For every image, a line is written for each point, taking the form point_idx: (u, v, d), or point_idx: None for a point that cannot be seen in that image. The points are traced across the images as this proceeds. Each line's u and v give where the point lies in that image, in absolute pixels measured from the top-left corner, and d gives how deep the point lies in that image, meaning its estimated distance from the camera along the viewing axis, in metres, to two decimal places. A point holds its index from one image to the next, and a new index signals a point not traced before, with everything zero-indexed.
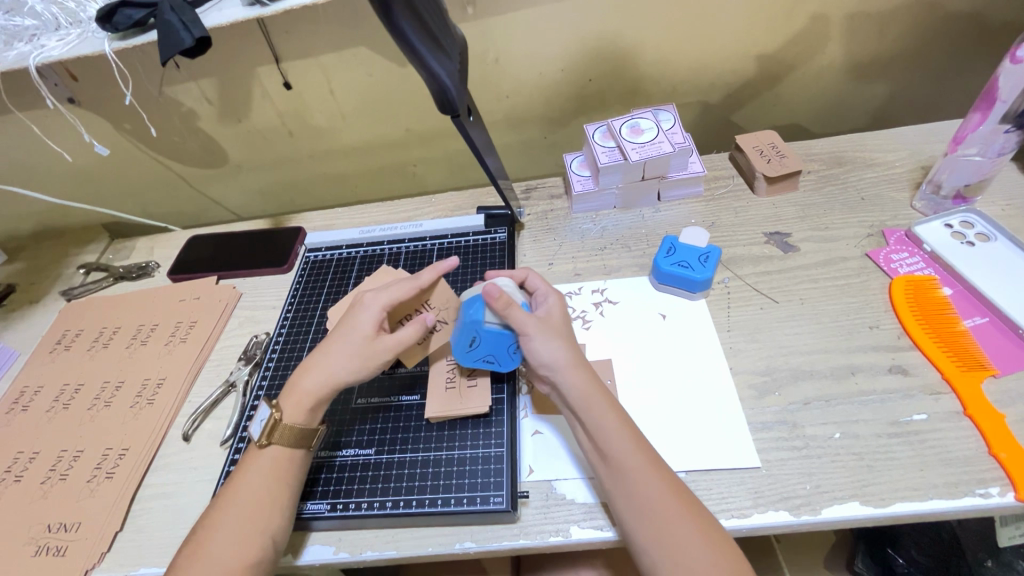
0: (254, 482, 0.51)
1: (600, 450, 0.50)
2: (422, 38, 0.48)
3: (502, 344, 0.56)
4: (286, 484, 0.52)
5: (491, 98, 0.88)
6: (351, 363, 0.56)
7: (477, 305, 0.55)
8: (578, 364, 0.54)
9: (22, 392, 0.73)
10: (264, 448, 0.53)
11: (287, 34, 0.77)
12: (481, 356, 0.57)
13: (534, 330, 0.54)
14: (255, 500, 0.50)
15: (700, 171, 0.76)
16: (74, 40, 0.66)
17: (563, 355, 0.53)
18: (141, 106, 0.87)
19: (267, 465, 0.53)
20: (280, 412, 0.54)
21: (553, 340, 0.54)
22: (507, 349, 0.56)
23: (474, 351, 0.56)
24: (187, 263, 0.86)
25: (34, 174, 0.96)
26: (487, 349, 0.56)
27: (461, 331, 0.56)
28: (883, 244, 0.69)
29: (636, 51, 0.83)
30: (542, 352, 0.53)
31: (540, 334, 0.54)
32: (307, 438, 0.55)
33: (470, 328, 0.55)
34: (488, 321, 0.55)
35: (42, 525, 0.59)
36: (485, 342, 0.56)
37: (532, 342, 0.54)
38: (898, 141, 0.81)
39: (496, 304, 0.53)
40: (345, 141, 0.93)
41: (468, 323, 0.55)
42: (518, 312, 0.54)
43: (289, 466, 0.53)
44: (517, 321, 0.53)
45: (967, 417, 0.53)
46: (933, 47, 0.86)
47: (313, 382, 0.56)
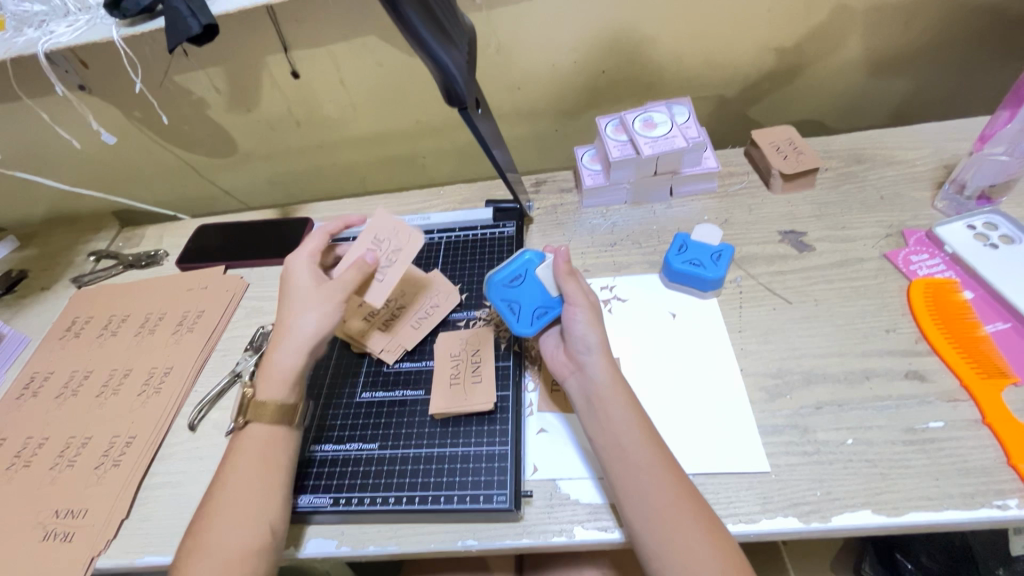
0: (241, 466, 0.52)
1: (618, 441, 0.50)
2: (428, 28, 0.47)
3: (534, 296, 0.59)
4: (271, 466, 0.52)
5: (502, 90, 0.87)
6: (308, 317, 0.57)
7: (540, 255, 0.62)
8: (610, 354, 0.54)
9: (32, 377, 0.74)
10: (245, 428, 0.54)
11: (296, 22, 0.76)
12: (507, 297, 0.59)
13: (583, 308, 0.55)
14: (243, 486, 0.50)
15: (714, 167, 0.75)
16: (83, 26, 0.65)
17: (601, 339, 0.54)
18: (151, 94, 0.87)
19: (250, 448, 0.53)
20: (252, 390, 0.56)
21: (595, 322, 0.55)
22: (530, 307, 0.58)
23: (504, 291, 0.60)
24: (195, 252, 0.86)
25: (46, 161, 0.96)
26: (518, 294, 0.59)
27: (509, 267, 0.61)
28: (902, 245, 0.67)
29: (651, 43, 0.81)
30: (584, 330, 0.54)
31: (586, 312, 0.55)
32: (285, 414, 0.55)
33: (522, 265, 0.61)
34: (541, 269, 0.60)
35: (50, 510, 0.60)
36: (524, 285, 0.60)
37: (577, 316, 0.55)
38: (920, 138, 0.79)
39: (559, 260, 0.58)
40: (354, 132, 0.93)
41: (523, 261, 0.62)
42: (574, 284, 0.57)
43: (273, 448, 0.53)
44: (568, 287, 0.56)
45: (985, 426, 0.51)
46: (961, 41, 0.83)
47: (282, 355, 0.56)
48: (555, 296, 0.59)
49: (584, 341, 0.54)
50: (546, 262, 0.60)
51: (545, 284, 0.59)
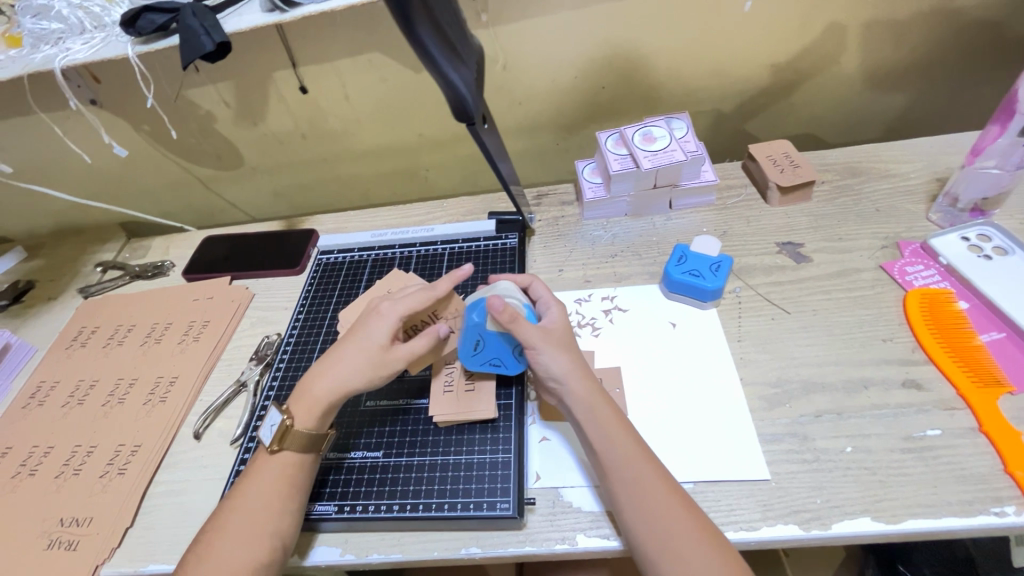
0: (265, 488, 0.52)
1: (605, 463, 0.50)
2: (441, 49, 0.49)
3: (503, 347, 0.57)
4: (296, 491, 0.53)
5: (504, 105, 0.89)
6: (361, 370, 0.56)
7: (482, 311, 0.56)
8: (582, 374, 0.54)
9: (39, 386, 0.75)
10: (274, 453, 0.54)
11: (304, 39, 0.78)
12: (487, 360, 0.58)
13: (540, 343, 0.54)
14: (265, 504, 0.51)
15: (713, 180, 0.76)
16: (98, 43, 0.67)
17: (569, 367, 0.53)
18: (160, 109, 0.89)
19: (277, 471, 0.53)
20: (291, 419, 0.55)
21: (559, 352, 0.54)
22: (509, 353, 0.58)
23: (477, 355, 0.58)
24: (200, 263, 0.87)
25: (56, 173, 0.98)
26: (491, 352, 0.57)
27: (466, 335, 0.58)
28: (898, 256, 0.68)
29: (649, 60, 0.83)
30: (548, 363, 0.53)
31: (546, 347, 0.54)
32: (316, 443, 0.55)
33: (472, 332, 0.56)
34: (490, 326, 0.56)
35: (56, 519, 0.60)
36: (488, 346, 0.57)
37: (538, 353, 0.54)
38: (914, 152, 0.81)
39: (496, 313, 0.53)
40: (358, 145, 0.94)
41: (471, 325, 0.56)
42: (523, 324, 0.54)
43: (301, 474, 0.54)
44: (523, 334, 0.53)
45: (982, 433, 0.52)
46: (951, 58, 0.85)
47: (324, 389, 0.56)
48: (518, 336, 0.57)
49: (551, 375, 0.53)
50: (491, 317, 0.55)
51: (502, 333, 0.56)
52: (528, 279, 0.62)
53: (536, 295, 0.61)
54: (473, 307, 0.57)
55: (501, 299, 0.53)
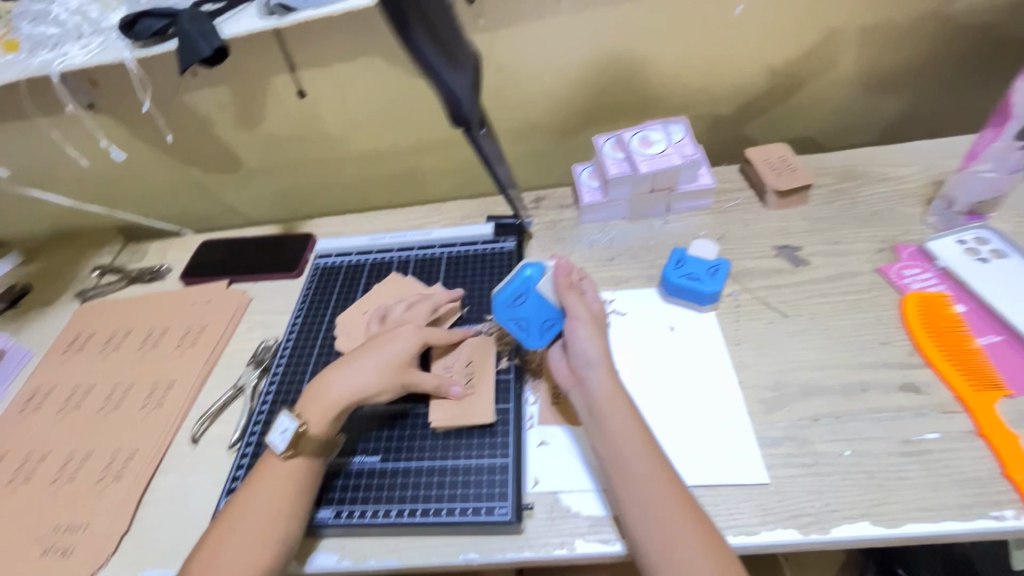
0: (275, 494, 0.51)
1: (620, 455, 0.50)
2: (435, 55, 0.49)
3: (539, 312, 0.59)
4: (306, 496, 0.53)
5: (501, 109, 0.89)
6: (369, 374, 0.57)
7: (538, 268, 0.61)
8: (609, 364, 0.55)
9: (35, 391, 0.75)
10: (287, 458, 0.53)
11: (302, 44, 0.79)
12: (516, 316, 0.59)
13: (582, 320, 0.56)
14: (273, 509, 0.51)
15: (710, 183, 0.76)
16: (96, 48, 0.67)
17: (602, 354, 0.55)
18: (158, 113, 0.88)
19: (288, 477, 0.53)
20: (307, 425, 0.54)
21: (597, 338, 0.56)
22: (540, 321, 0.59)
23: (511, 310, 0.59)
24: (198, 267, 0.87)
25: (53, 177, 0.98)
26: (525, 310, 0.59)
27: (510, 284, 0.60)
28: (895, 260, 0.68)
29: (646, 64, 0.84)
30: (584, 344, 0.55)
31: (587, 326, 0.56)
32: (328, 448, 0.55)
33: (521, 282, 0.60)
34: (542, 284, 0.59)
35: (51, 525, 0.60)
36: (527, 303, 0.59)
37: (578, 331, 0.56)
38: (910, 155, 0.81)
39: (559, 274, 0.59)
40: (356, 149, 0.94)
41: (522, 278, 0.60)
42: (575, 297, 0.58)
43: (312, 480, 0.54)
44: (571, 301, 0.57)
45: (980, 437, 0.52)
46: (946, 62, 0.86)
47: (337, 386, 0.57)
48: (557, 307, 0.59)
49: (585, 356, 0.55)
50: (547, 274, 0.59)
51: (547, 297, 0.59)
52: (580, 274, 0.62)
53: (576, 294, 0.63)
54: (528, 263, 0.61)
55: (566, 265, 0.60)
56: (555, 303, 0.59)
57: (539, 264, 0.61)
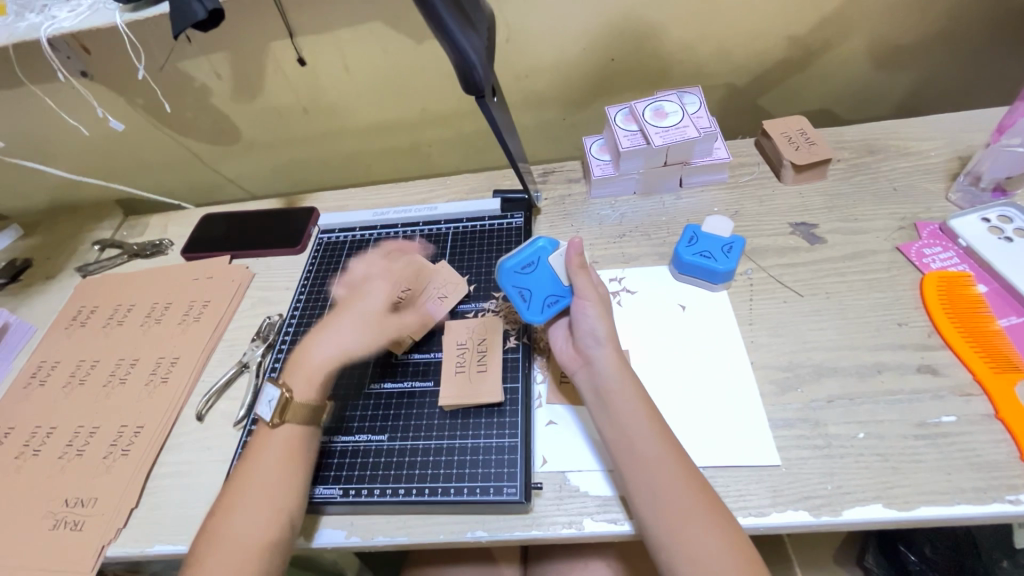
0: (267, 465, 0.51)
1: (630, 437, 0.49)
2: (448, 11, 0.46)
3: (545, 282, 0.57)
4: (298, 466, 0.52)
5: (509, 78, 0.86)
6: (358, 334, 0.60)
7: (554, 244, 0.59)
8: (618, 346, 0.54)
9: (40, 366, 0.74)
10: (276, 428, 0.54)
11: (301, 8, 0.75)
12: (519, 284, 0.57)
13: (593, 300, 0.55)
14: (268, 483, 0.50)
15: (725, 157, 0.73)
16: (85, 11, 0.64)
17: (610, 334, 0.54)
18: (153, 81, 0.85)
19: (279, 445, 0.53)
20: (291, 391, 0.55)
21: (606, 318, 0.55)
22: (543, 295, 0.57)
23: (515, 276, 0.58)
24: (200, 241, 0.86)
25: (49, 148, 0.96)
26: (530, 282, 0.57)
27: (520, 255, 0.59)
28: (915, 238, 0.66)
29: (661, 30, 0.80)
30: (594, 323, 0.54)
31: (596, 306, 0.55)
32: (317, 414, 0.56)
33: (534, 251, 0.58)
34: (553, 258, 0.57)
35: (60, 499, 0.60)
36: (533, 274, 0.57)
37: (587, 311, 0.54)
38: (935, 129, 0.78)
39: (572, 247, 0.55)
40: (359, 121, 0.92)
41: (535, 248, 0.58)
42: (586, 277, 0.55)
43: (304, 448, 0.54)
44: (580, 280, 0.55)
45: (998, 420, 0.51)
46: (978, 30, 0.81)
47: (321, 354, 0.58)
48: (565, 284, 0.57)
49: (594, 335, 0.54)
50: (560, 251, 0.58)
51: (557, 271, 0.57)
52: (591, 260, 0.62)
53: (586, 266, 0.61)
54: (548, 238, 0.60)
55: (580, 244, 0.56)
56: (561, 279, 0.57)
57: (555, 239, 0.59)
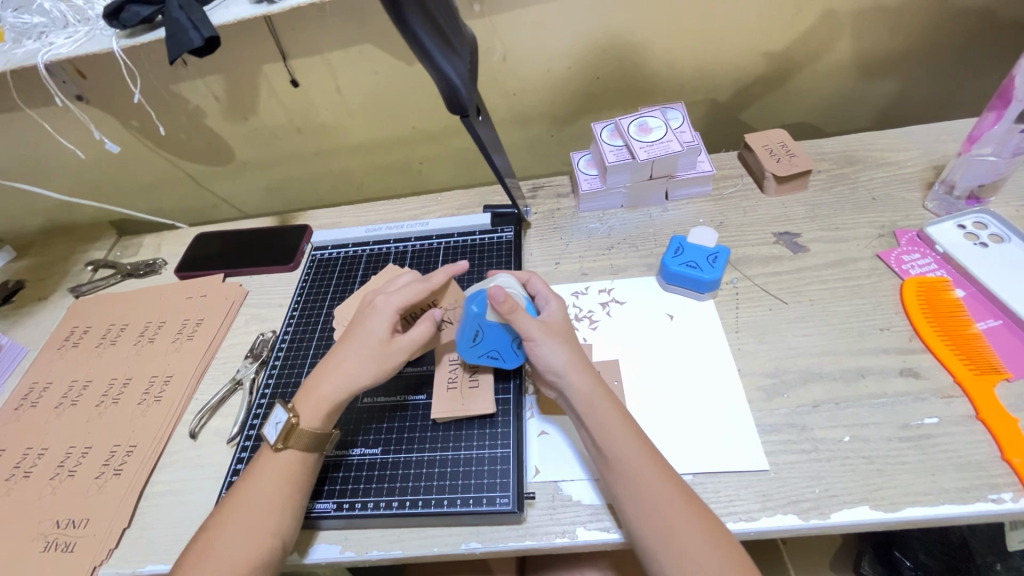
0: (265, 485, 0.51)
1: (606, 456, 0.50)
2: (432, 38, 0.47)
3: (502, 338, 0.57)
4: (297, 489, 0.52)
5: (498, 97, 0.88)
6: (368, 366, 0.56)
7: (481, 300, 0.56)
8: (582, 366, 0.54)
9: (32, 388, 0.74)
10: (278, 452, 0.53)
11: (294, 31, 0.77)
12: (485, 352, 0.58)
13: (539, 335, 0.54)
14: (265, 503, 0.50)
15: (709, 170, 0.76)
16: (82, 37, 0.66)
17: (568, 359, 0.54)
18: (148, 103, 0.87)
19: (280, 468, 0.52)
20: (297, 417, 0.54)
21: (559, 345, 0.54)
22: (508, 344, 0.58)
23: (477, 347, 0.58)
24: (193, 260, 0.86)
25: (43, 170, 0.97)
26: (490, 344, 0.57)
27: (464, 326, 0.57)
28: (894, 245, 0.68)
29: (644, 49, 0.82)
30: (548, 356, 0.54)
31: (545, 339, 0.54)
32: (321, 443, 0.54)
33: (472, 322, 0.56)
34: (490, 317, 0.56)
35: (51, 521, 0.60)
36: (487, 337, 0.57)
37: (538, 346, 0.54)
38: (910, 139, 0.80)
39: (497, 303, 0.53)
40: (351, 139, 0.93)
41: (472, 315, 0.56)
42: (523, 318, 0.54)
43: (302, 473, 0.53)
44: (522, 326, 0.54)
45: (979, 421, 0.52)
46: (948, 45, 0.85)
47: (330, 388, 0.55)
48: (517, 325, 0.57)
49: (553, 366, 0.54)
50: (493, 306, 0.55)
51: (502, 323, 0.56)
52: (526, 275, 0.62)
53: (534, 290, 0.61)
54: (472, 298, 0.57)
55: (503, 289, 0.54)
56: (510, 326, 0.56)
57: (479, 295, 0.57)
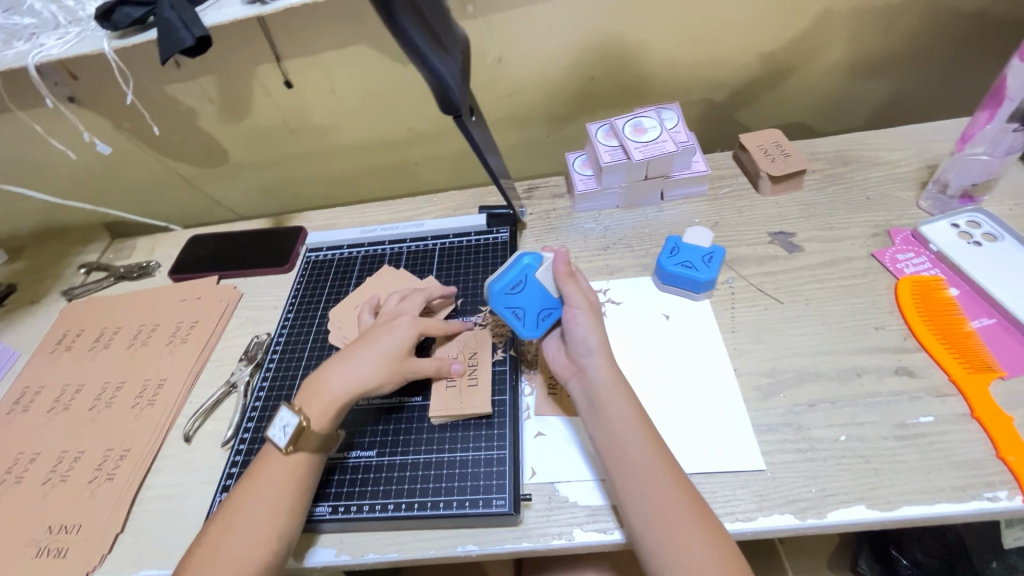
0: (273, 488, 0.51)
1: (621, 441, 0.50)
2: (424, 38, 0.47)
3: (537, 299, 0.58)
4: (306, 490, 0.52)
5: (493, 98, 0.88)
6: (379, 373, 0.57)
7: (537, 258, 0.60)
8: (608, 352, 0.55)
9: (23, 392, 0.73)
10: (288, 454, 0.52)
11: (288, 32, 0.77)
12: (513, 304, 0.58)
13: (584, 309, 0.55)
14: (274, 507, 0.50)
15: (703, 170, 0.76)
16: (74, 38, 0.65)
17: (601, 341, 0.54)
18: (140, 105, 0.86)
19: (285, 471, 0.52)
20: (307, 419, 0.53)
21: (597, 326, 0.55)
22: (536, 311, 0.57)
23: (507, 295, 0.58)
24: (187, 263, 0.86)
25: (35, 173, 0.96)
26: (523, 299, 0.58)
27: (507, 272, 0.58)
28: (889, 244, 0.68)
29: (639, 50, 0.83)
30: (584, 332, 0.54)
31: (587, 314, 0.55)
32: (329, 443, 0.55)
33: (519, 270, 0.58)
34: (541, 273, 0.58)
35: (43, 527, 0.59)
36: (524, 291, 0.58)
37: (578, 319, 0.55)
38: (904, 139, 0.81)
39: (560, 261, 0.57)
40: (346, 141, 0.93)
41: (522, 266, 0.59)
42: (574, 287, 0.56)
43: (306, 476, 0.53)
44: (570, 291, 0.56)
45: (974, 419, 0.52)
46: (941, 45, 0.85)
47: (340, 383, 0.56)
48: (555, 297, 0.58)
49: (584, 345, 0.54)
50: (546, 264, 0.58)
51: (545, 286, 0.58)
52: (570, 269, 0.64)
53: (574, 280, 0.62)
54: (528, 253, 0.60)
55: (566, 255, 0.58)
56: (552, 293, 0.58)
57: (537, 253, 0.60)
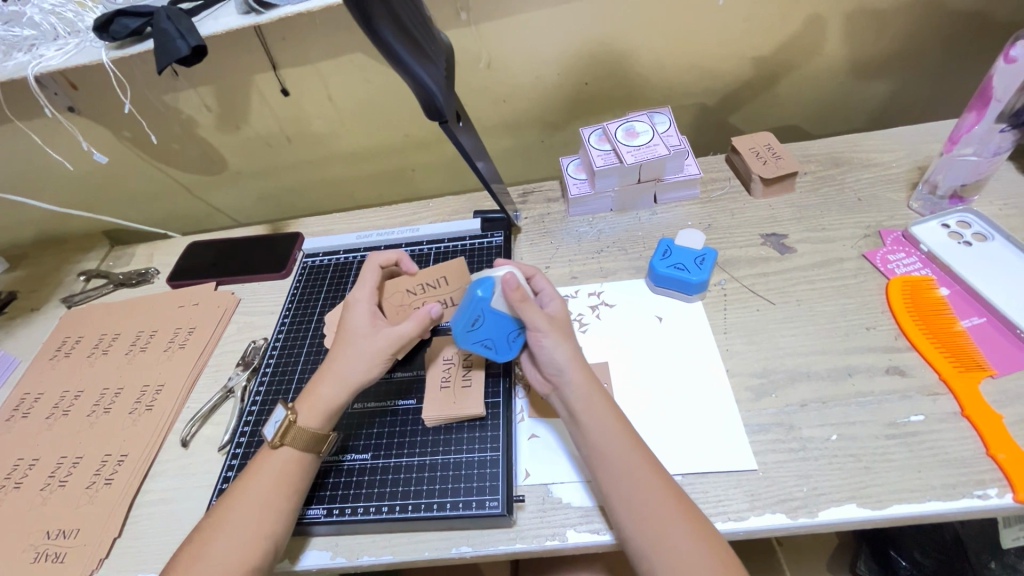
0: (261, 485, 0.51)
1: (602, 454, 0.50)
2: (404, 46, 0.48)
3: (501, 328, 0.55)
4: (292, 490, 0.52)
5: (488, 103, 0.89)
6: (360, 363, 0.56)
7: (487, 284, 0.53)
8: (581, 365, 0.54)
9: (23, 398, 0.74)
10: (276, 450, 0.53)
11: (284, 42, 0.78)
12: (480, 339, 0.55)
13: (547, 328, 0.54)
14: (260, 503, 0.50)
15: (696, 173, 0.76)
16: (72, 49, 0.66)
17: (570, 357, 0.54)
18: (139, 113, 0.87)
19: (276, 468, 0.53)
20: (295, 415, 0.54)
21: (565, 341, 0.55)
22: (505, 336, 0.56)
23: (472, 333, 0.55)
24: (186, 269, 0.87)
25: (36, 182, 0.97)
26: (487, 332, 0.55)
27: (464, 310, 0.54)
28: (880, 245, 0.69)
29: (631, 55, 0.83)
30: (552, 351, 0.54)
31: (551, 334, 0.54)
32: (320, 443, 0.55)
33: (475, 307, 0.53)
34: (496, 303, 0.53)
35: (41, 532, 0.59)
36: (486, 324, 0.54)
37: (542, 341, 0.54)
38: (896, 141, 0.81)
39: (510, 289, 0.52)
40: (343, 147, 0.94)
41: (476, 300, 0.53)
42: (532, 309, 0.53)
43: (299, 474, 0.53)
44: (529, 316, 0.53)
45: (964, 418, 0.53)
46: (932, 47, 0.86)
47: (328, 389, 0.55)
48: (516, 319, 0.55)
49: (554, 363, 0.54)
50: (499, 292, 0.53)
51: (504, 314, 0.54)
52: (531, 270, 0.61)
53: (538, 286, 0.60)
54: (478, 282, 0.54)
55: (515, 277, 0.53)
56: (513, 317, 0.55)
57: (486, 280, 0.54)
